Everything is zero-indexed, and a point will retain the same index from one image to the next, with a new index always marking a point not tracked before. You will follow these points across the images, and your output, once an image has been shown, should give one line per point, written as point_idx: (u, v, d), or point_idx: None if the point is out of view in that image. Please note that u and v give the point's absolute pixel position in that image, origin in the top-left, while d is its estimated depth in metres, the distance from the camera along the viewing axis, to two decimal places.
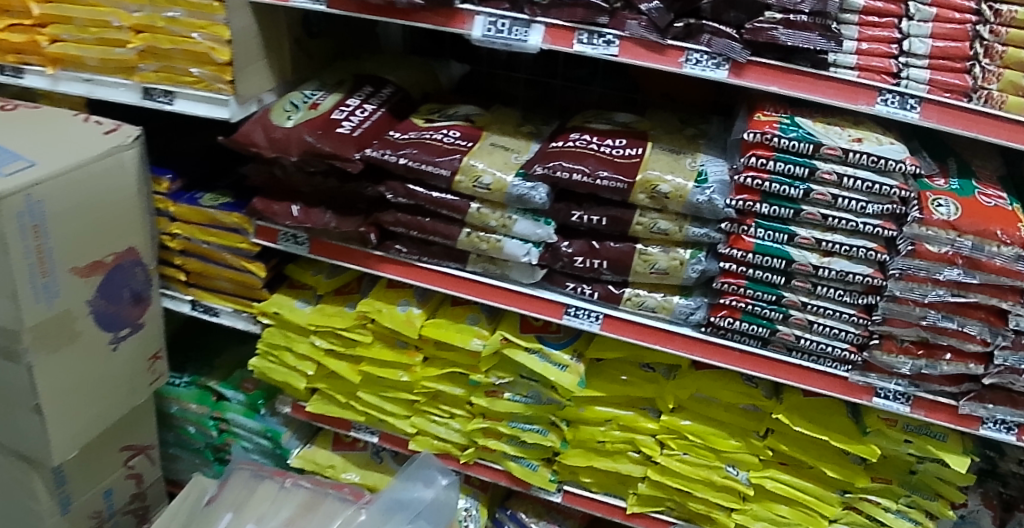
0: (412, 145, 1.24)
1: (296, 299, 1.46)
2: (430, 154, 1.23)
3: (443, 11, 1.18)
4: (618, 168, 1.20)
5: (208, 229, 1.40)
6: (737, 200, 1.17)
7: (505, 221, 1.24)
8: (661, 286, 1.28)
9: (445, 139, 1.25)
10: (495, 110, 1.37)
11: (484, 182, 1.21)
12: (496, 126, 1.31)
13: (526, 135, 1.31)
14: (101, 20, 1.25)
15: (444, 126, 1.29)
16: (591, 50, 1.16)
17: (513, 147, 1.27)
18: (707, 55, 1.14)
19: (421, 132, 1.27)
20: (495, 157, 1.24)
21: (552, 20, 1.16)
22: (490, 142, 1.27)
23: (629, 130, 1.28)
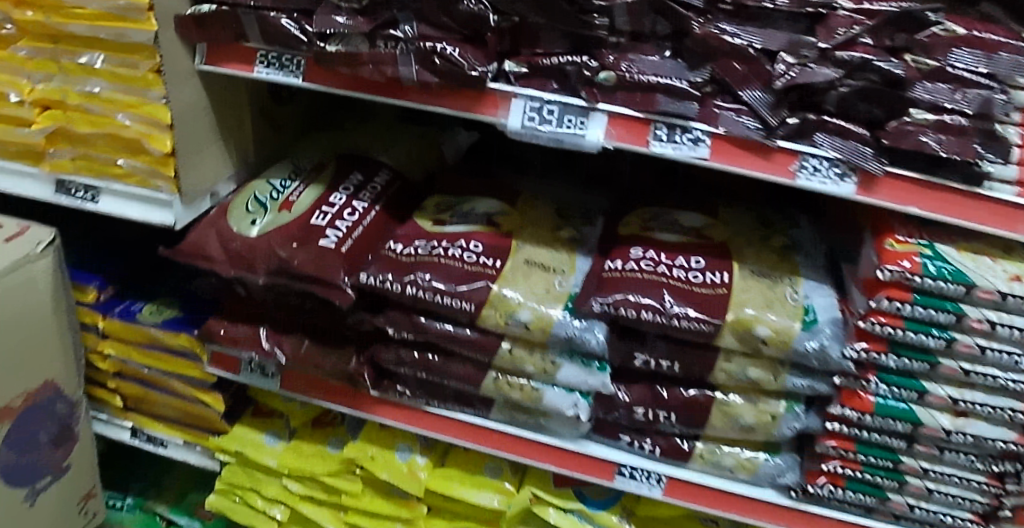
0: (421, 267, 0.92)
1: (264, 433, 1.13)
2: (447, 279, 0.91)
3: (468, 92, 0.86)
4: (699, 302, 0.91)
5: (148, 351, 1.06)
6: (857, 349, 0.91)
7: (546, 366, 0.94)
8: (739, 440, 1.00)
9: (464, 256, 0.94)
10: (523, 204, 1.06)
11: (520, 319, 0.90)
12: (528, 230, 1.00)
13: (570, 245, 1.00)
14: None
15: (461, 235, 0.97)
16: (672, 151, 0.86)
17: (555, 265, 0.96)
18: (827, 162, 0.86)
19: (432, 244, 0.95)
20: (532, 283, 0.92)
21: (619, 107, 0.85)
22: (524, 259, 0.95)
23: (702, 241, 0.99)
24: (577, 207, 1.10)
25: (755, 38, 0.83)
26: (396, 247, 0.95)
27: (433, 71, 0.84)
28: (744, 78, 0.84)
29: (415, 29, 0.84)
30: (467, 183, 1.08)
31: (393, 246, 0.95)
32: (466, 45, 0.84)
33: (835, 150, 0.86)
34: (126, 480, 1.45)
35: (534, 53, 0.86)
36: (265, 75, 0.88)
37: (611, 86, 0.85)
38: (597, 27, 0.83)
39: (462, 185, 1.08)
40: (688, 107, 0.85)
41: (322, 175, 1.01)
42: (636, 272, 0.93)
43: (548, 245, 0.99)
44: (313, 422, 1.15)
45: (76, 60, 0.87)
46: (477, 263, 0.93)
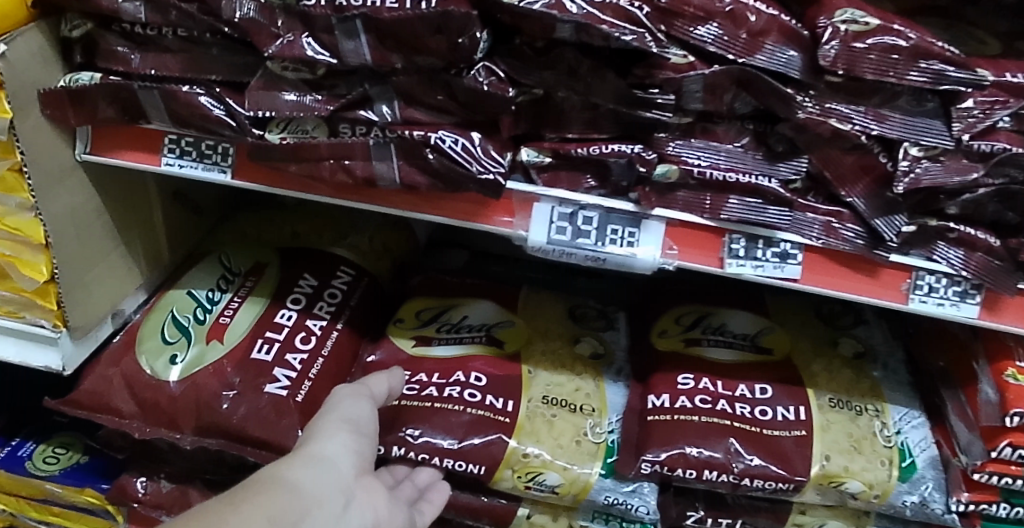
0: (409, 419, 0.69)
1: None
2: (441, 433, 0.68)
3: (474, 195, 0.61)
4: (775, 453, 0.69)
5: (45, 507, 0.80)
6: (965, 503, 0.71)
7: None
8: None
9: (465, 398, 0.70)
10: (526, 305, 0.83)
11: (546, 483, 0.69)
12: (538, 348, 0.78)
13: (595, 369, 0.78)
14: None
15: (454, 365, 0.74)
16: (754, 271, 0.64)
17: (579, 402, 0.73)
18: (946, 278, 0.66)
19: (421, 380, 0.73)
20: (557, 433, 0.70)
21: (680, 214, 0.63)
22: (541, 396, 0.73)
23: (760, 360, 0.77)
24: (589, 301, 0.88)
25: (870, 122, 0.61)
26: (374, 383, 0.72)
27: (426, 172, 0.59)
28: (848, 174, 0.63)
29: (398, 110, 0.59)
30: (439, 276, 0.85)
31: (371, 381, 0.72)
32: (474, 132, 0.59)
33: (960, 265, 0.65)
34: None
35: (562, 139, 0.63)
36: (179, 168, 0.62)
37: (671, 183, 0.62)
38: (656, 107, 0.59)
39: (440, 279, 0.85)
40: (778, 214, 0.63)
41: (261, 282, 0.75)
42: (691, 414, 0.70)
43: (565, 366, 0.77)
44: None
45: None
46: (482, 406, 0.70)
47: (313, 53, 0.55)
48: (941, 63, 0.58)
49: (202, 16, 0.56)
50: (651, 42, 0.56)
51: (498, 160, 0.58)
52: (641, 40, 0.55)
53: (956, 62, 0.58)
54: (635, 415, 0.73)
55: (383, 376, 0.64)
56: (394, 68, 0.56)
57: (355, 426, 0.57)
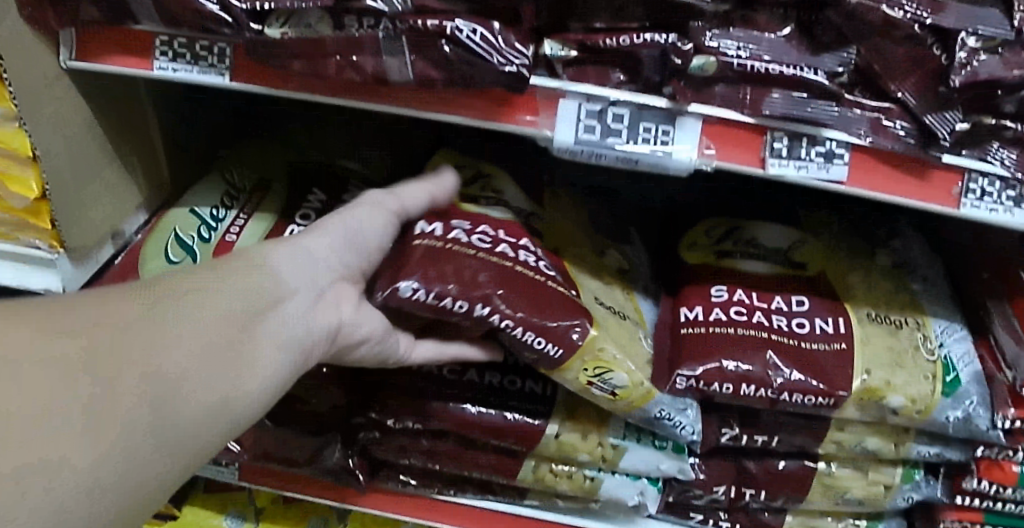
0: (495, 280, 0.60)
1: (224, 516, 0.84)
2: (529, 302, 0.60)
3: (491, 92, 0.56)
4: (814, 367, 0.65)
5: None
6: (1009, 419, 0.68)
7: (606, 453, 0.69)
8: (836, 510, 0.77)
9: (539, 273, 0.63)
10: (557, 203, 0.77)
11: (612, 383, 0.63)
12: (578, 242, 0.73)
13: (631, 295, 0.73)
14: None
15: (520, 229, 0.67)
16: (798, 172, 0.60)
17: (623, 310, 0.70)
18: (1000, 183, 0.61)
19: (488, 242, 0.63)
20: (616, 333, 0.65)
21: (720, 111, 0.58)
22: (593, 299, 0.67)
23: (793, 273, 0.73)
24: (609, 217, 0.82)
25: (924, 9, 0.55)
26: (430, 232, 0.62)
27: (440, 66, 0.53)
28: (900, 64, 0.57)
29: None
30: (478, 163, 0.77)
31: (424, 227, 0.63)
32: (494, 22, 0.53)
33: (1012, 166, 0.60)
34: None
35: (588, 29, 0.57)
36: (173, 73, 0.56)
37: (708, 78, 0.57)
38: None
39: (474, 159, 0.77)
40: (826, 109, 0.58)
41: (267, 200, 0.71)
42: (726, 327, 0.67)
43: (607, 282, 0.71)
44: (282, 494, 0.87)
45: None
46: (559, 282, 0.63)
47: None
48: None
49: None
50: None
51: (522, 51, 0.53)
52: None
53: None
54: (667, 330, 0.72)
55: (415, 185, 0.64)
56: None
57: (351, 227, 0.59)
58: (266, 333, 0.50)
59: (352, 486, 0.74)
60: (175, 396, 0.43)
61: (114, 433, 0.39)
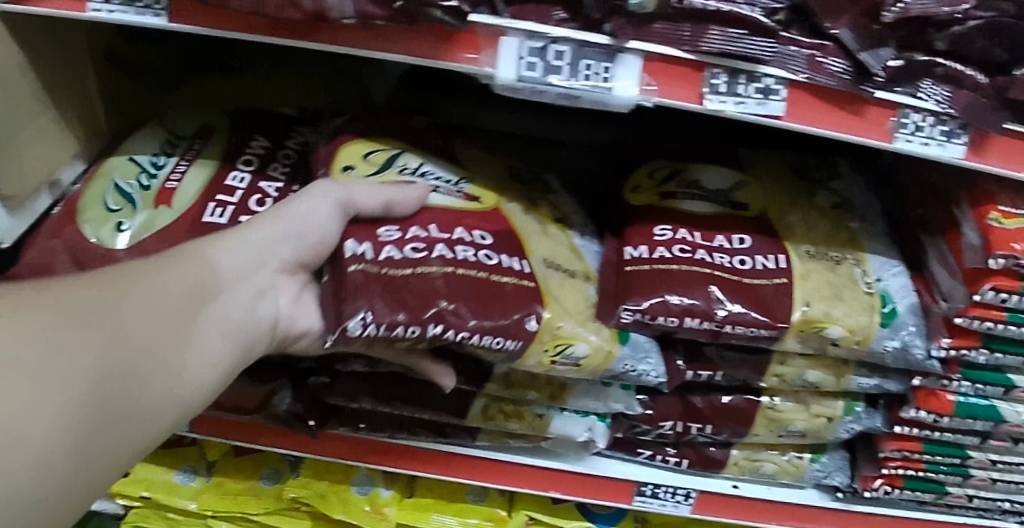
0: (440, 292, 0.60)
1: (176, 471, 0.85)
2: (475, 307, 0.60)
3: (433, 30, 0.56)
4: (756, 301, 0.68)
5: None
6: (945, 348, 0.71)
7: (552, 389, 0.71)
8: (778, 443, 0.81)
9: (482, 267, 0.63)
10: (474, 161, 0.76)
11: (574, 355, 0.65)
12: (510, 201, 0.72)
13: (573, 245, 0.74)
14: None
15: (450, 220, 0.65)
16: (736, 108, 0.61)
17: (571, 267, 0.70)
18: (932, 118, 0.63)
19: (422, 248, 0.62)
20: (570, 303, 0.67)
21: (658, 47, 0.59)
22: (543, 260, 0.68)
23: (734, 213, 0.75)
24: (545, 173, 0.82)
25: None
26: (361, 254, 0.60)
27: (381, 3, 0.53)
28: (834, 3, 0.58)
29: None
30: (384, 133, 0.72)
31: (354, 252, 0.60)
32: None
33: (946, 102, 0.62)
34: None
35: None
36: (107, 15, 0.55)
37: (648, 15, 0.57)
38: None
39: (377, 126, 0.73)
40: (762, 45, 0.59)
41: (209, 145, 0.71)
42: (670, 264, 0.69)
43: (553, 237, 0.72)
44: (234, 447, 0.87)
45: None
46: (504, 270, 0.64)
47: None
48: None
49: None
50: None
51: None
52: None
53: None
54: (612, 268, 0.73)
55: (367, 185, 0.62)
56: None
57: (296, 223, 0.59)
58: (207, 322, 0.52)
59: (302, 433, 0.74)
60: (128, 381, 0.45)
61: (73, 419, 0.40)
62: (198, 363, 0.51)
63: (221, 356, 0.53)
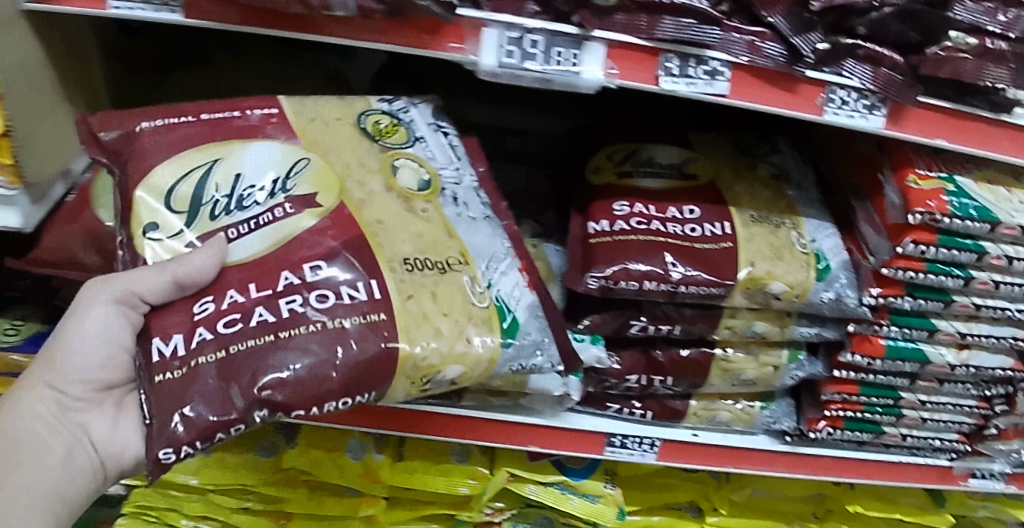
0: (257, 370, 0.59)
1: None
2: (307, 375, 0.59)
3: (425, 22, 0.64)
4: (705, 262, 0.77)
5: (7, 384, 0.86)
6: (874, 296, 0.81)
7: None
8: (730, 392, 0.91)
9: (316, 317, 0.61)
10: (318, 135, 0.71)
11: (442, 378, 0.65)
12: (353, 195, 0.68)
13: (444, 219, 0.71)
14: None
15: (275, 266, 0.63)
16: (687, 88, 0.70)
17: (438, 257, 0.67)
18: (855, 93, 0.73)
19: (238, 317, 0.60)
20: (447, 308, 0.65)
21: (618, 35, 0.67)
22: (400, 267, 0.65)
23: (687, 184, 0.84)
24: (417, 123, 0.77)
25: None
26: (172, 351, 0.60)
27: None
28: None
29: None
30: (187, 152, 0.67)
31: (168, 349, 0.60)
32: None
33: (868, 80, 0.72)
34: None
35: None
36: (127, 11, 0.60)
37: (609, 7, 0.66)
38: None
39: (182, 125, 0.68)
40: (709, 32, 0.68)
41: None
42: (629, 235, 0.77)
43: (409, 223, 0.68)
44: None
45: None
46: (342, 309, 0.61)
47: None
48: None
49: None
50: None
51: None
52: None
53: None
54: (578, 241, 0.81)
55: (149, 272, 0.61)
56: None
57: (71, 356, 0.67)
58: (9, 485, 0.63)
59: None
60: None
61: None
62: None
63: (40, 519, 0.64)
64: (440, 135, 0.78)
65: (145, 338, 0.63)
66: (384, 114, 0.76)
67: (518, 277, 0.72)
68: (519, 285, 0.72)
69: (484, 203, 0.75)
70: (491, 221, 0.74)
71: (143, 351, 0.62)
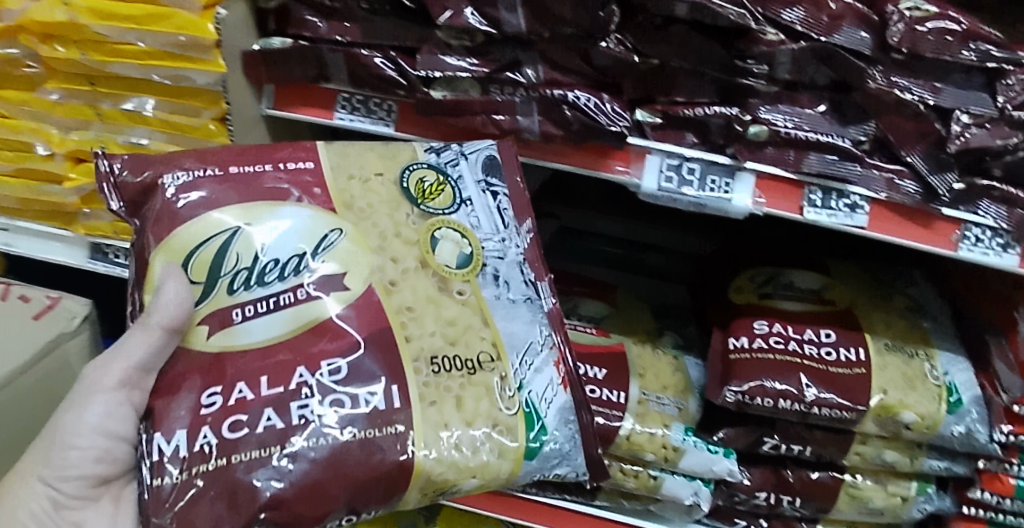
0: (255, 488, 0.59)
1: None
2: (308, 494, 0.60)
3: (599, 147, 0.80)
4: (840, 386, 0.82)
5: None
6: (1005, 433, 0.81)
7: (668, 453, 0.87)
8: (860, 521, 0.92)
9: (328, 424, 0.61)
10: (356, 198, 0.71)
11: (456, 490, 0.66)
12: (384, 276, 0.68)
13: (480, 302, 0.70)
14: (20, 141, 0.99)
15: (291, 360, 0.63)
16: (828, 219, 0.77)
17: (468, 354, 0.67)
18: (989, 231, 0.76)
19: (245, 419, 0.61)
20: (469, 417, 0.65)
21: (766, 168, 0.77)
22: (427, 366, 0.66)
23: (826, 309, 0.91)
24: (466, 179, 0.74)
25: (926, 93, 0.72)
26: (172, 451, 0.60)
27: (559, 124, 0.78)
28: (908, 136, 0.73)
29: (542, 73, 0.77)
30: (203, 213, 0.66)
31: (169, 452, 0.60)
32: (602, 94, 0.77)
33: (1002, 220, 0.75)
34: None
35: (672, 103, 0.78)
36: (349, 120, 0.84)
37: (761, 142, 0.76)
38: (751, 76, 0.75)
39: (206, 183, 0.68)
40: (850, 169, 0.75)
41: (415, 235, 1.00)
42: (767, 353, 0.84)
43: (442, 308, 0.68)
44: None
45: (121, 105, 0.91)
46: (358, 418, 0.62)
47: (479, 24, 0.75)
48: (987, 44, 0.71)
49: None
50: (750, 19, 0.71)
51: (624, 115, 0.76)
52: (741, 16, 0.71)
53: (999, 44, 0.71)
54: (718, 355, 0.89)
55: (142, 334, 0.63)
56: (541, 36, 0.75)
57: (67, 453, 0.67)
58: None
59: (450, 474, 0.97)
60: None
61: None
62: None
63: None
64: (488, 195, 0.75)
65: (149, 425, 0.63)
66: (431, 167, 0.74)
67: (552, 374, 0.70)
68: (553, 384, 0.70)
69: (528, 281, 0.73)
70: (533, 303, 0.72)
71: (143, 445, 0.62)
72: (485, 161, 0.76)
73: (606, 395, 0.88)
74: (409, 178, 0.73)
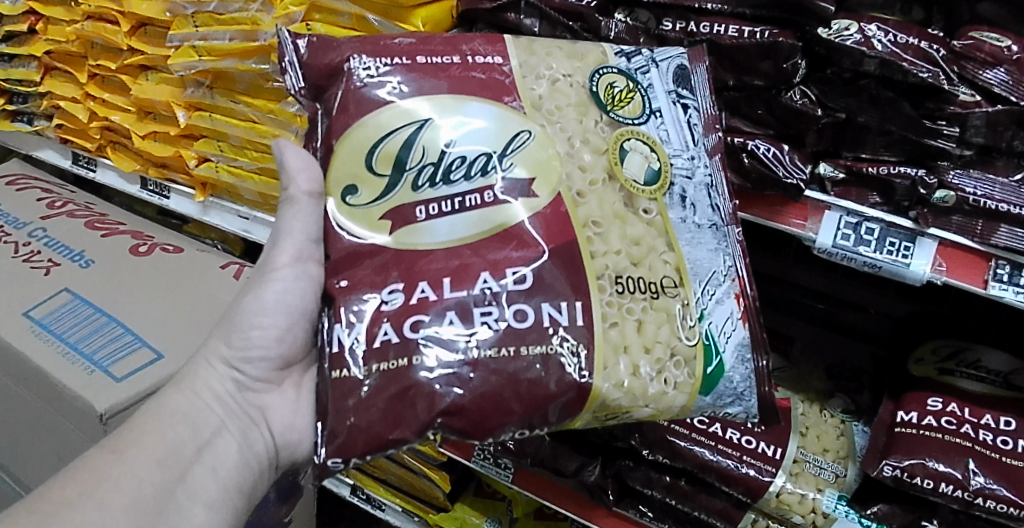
0: (432, 391, 0.63)
1: (486, 517, 1.35)
2: (484, 413, 0.64)
3: (777, 197, 0.80)
4: (1011, 479, 0.81)
5: (420, 478, 1.35)
6: None
7: (816, 518, 0.93)
8: None
9: (510, 334, 0.65)
10: (545, 100, 0.72)
11: (631, 417, 0.69)
12: (572, 186, 0.70)
13: (666, 224, 0.72)
14: (260, 140, 1.21)
15: (474, 263, 0.66)
16: (1016, 297, 0.71)
17: (650, 275, 0.69)
18: None
19: (426, 318, 0.64)
20: (649, 343, 0.68)
21: (954, 236, 0.73)
22: (610, 283, 0.68)
23: (1012, 395, 0.91)
24: (656, 88, 0.75)
25: None
26: (351, 343, 0.65)
27: (739, 174, 0.80)
28: None
29: (726, 120, 0.82)
30: (389, 97, 0.70)
31: (350, 345, 0.65)
32: (783, 145, 0.78)
33: None
34: (336, 522, 1.73)
35: (857, 158, 0.77)
36: None
37: (947, 208, 0.73)
38: (942, 137, 0.73)
39: (394, 68, 0.71)
40: None
41: None
42: (936, 431, 0.86)
43: (628, 226, 0.71)
44: (533, 513, 1.38)
45: None
46: (537, 332, 0.65)
47: None
48: None
49: (583, 33, 0.84)
50: (944, 80, 0.72)
51: (801, 169, 0.77)
52: (936, 78, 0.72)
53: None
54: (884, 426, 0.91)
55: (309, 208, 0.78)
56: (726, 84, 0.80)
57: (249, 332, 0.79)
58: (170, 436, 0.76)
59: (599, 504, 1.10)
60: (110, 476, 0.70)
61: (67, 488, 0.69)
62: (177, 475, 0.73)
63: (231, 469, 0.78)
64: (678, 107, 0.76)
65: (330, 313, 0.68)
66: (620, 73, 0.75)
67: (732, 307, 0.72)
68: (732, 318, 0.72)
69: (714, 206, 0.75)
70: (717, 231, 0.74)
71: (324, 331, 0.68)
72: (675, 70, 0.76)
73: (762, 448, 0.96)
74: (598, 82, 0.74)
